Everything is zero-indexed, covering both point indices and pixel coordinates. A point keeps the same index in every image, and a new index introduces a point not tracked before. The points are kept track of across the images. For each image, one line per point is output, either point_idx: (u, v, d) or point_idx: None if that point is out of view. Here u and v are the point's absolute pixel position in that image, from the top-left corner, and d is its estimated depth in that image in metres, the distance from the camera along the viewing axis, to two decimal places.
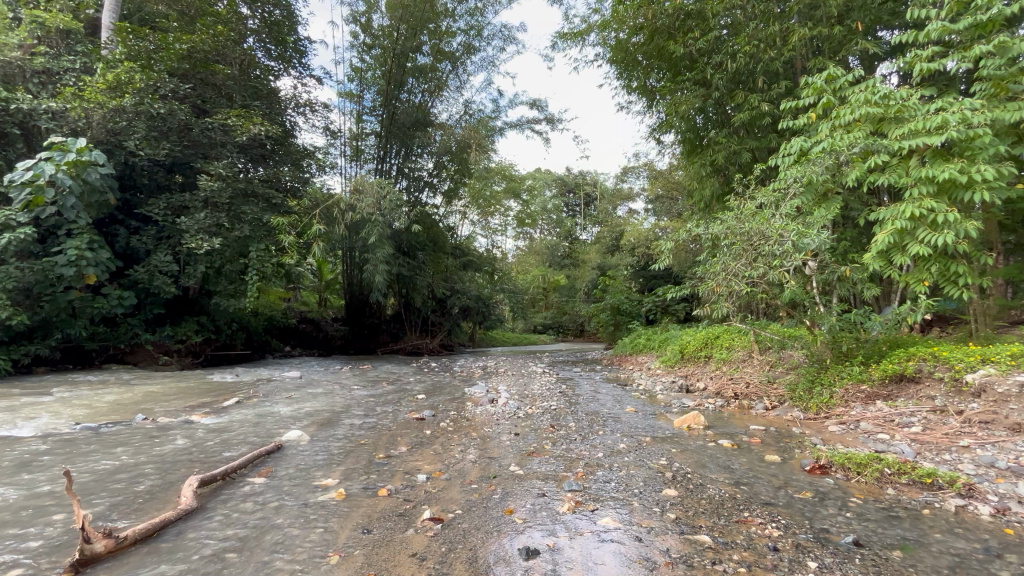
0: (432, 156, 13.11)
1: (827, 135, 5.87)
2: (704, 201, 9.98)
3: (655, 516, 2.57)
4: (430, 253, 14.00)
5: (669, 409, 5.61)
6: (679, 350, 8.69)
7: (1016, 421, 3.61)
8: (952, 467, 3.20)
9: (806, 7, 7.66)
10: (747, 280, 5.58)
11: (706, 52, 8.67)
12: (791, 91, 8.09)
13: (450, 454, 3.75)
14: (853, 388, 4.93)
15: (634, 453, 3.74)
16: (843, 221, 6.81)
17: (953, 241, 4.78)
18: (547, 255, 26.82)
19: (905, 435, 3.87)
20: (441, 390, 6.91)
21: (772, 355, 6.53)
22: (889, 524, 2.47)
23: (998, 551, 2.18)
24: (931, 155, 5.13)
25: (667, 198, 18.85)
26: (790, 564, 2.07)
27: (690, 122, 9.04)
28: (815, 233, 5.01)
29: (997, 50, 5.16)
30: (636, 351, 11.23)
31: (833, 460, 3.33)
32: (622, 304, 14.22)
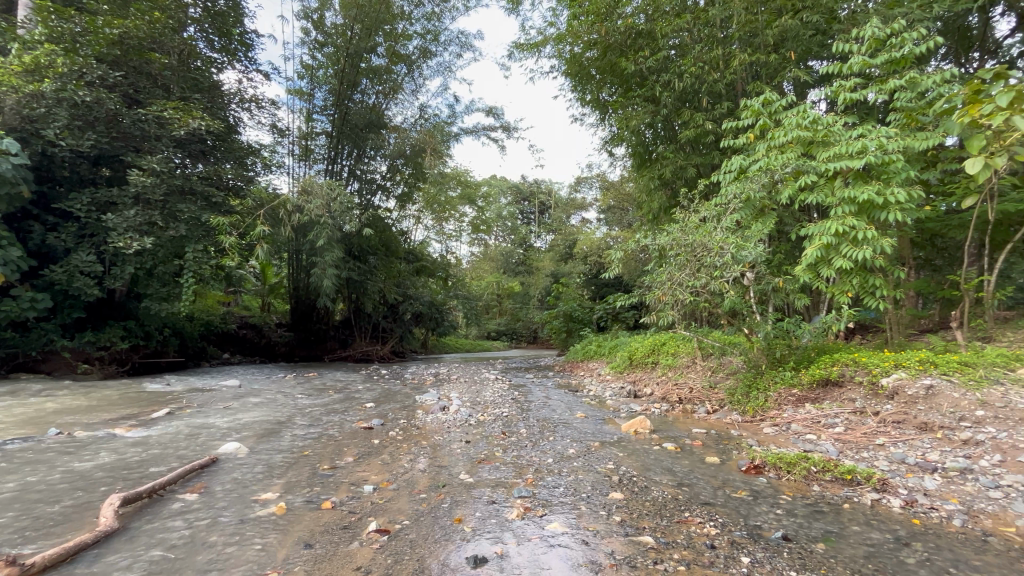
0: (386, 159, 12.88)
1: (764, 155, 6.28)
2: (652, 213, 10.38)
3: (602, 519, 2.62)
4: (382, 258, 13.72)
5: (618, 414, 5.76)
6: (628, 356, 8.97)
7: (924, 420, 3.97)
8: (869, 463, 3.47)
9: (747, 34, 8.18)
10: (690, 289, 5.85)
11: (655, 70, 9.07)
12: (733, 112, 8.58)
13: (398, 463, 3.67)
14: (785, 392, 5.30)
15: (583, 458, 3.81)
16: (777, 235, 7.28)
17: (871, 256, 5.22)
18: (501, 261, 26.95)
19: (830, 435, 4.17)
20: (391, 398, 6.77)
21: (714, 361, 6.86)
22: (814, 519, 2.65)
23: (906, 539, 2.39)
24: (853, 177, 5.60)
25: (618, 209, 19.45)
26: (726, 561, 2.17)
27: (639, 136, 9.46)
28: (752, 246, 5.43)
29: (909, 85, 5.74)
30: (587, 357, 11.47)
31: (766, 460, 3.53)
32: (574, 311, 14.51)
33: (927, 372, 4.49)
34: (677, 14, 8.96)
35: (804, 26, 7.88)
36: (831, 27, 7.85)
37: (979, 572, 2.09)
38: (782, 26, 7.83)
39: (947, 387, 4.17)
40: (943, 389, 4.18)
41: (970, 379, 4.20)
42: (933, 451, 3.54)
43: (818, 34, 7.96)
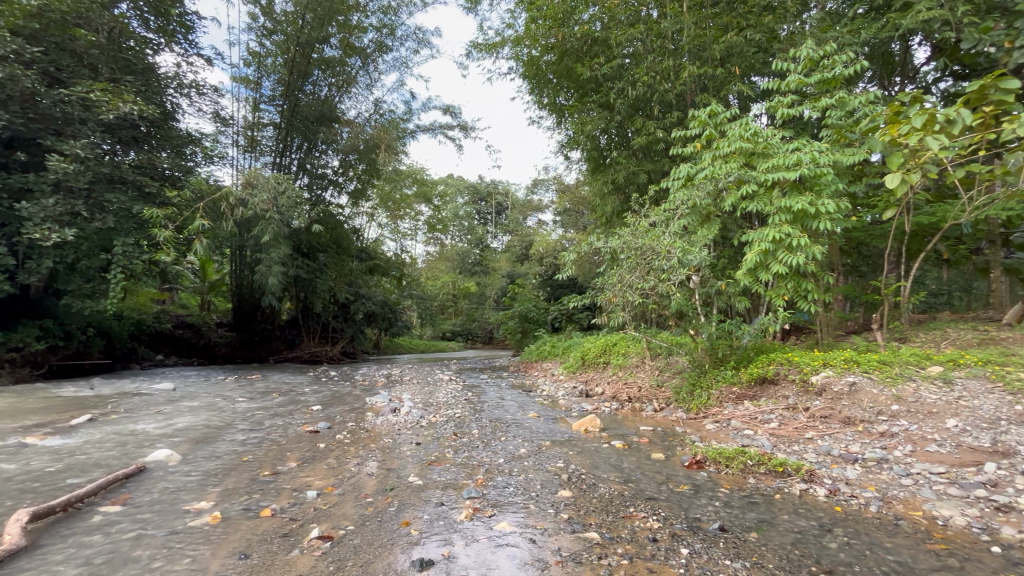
0: (338, 153, 12.47)
1: (709, 164, 6.58)
2: (606, 217, 10.61)
3: (550, 517, 2.66)
4: (333, 255, 13.30)
5: (569, 413, 5.87)
6: (580, 356, 9.15)
7: (847, 415, 4.29)
8: (799, 456, 3.70)
9: (696, 47, 8.52)
10: (640, 291, 6.05)
11: (609, 77, 9.32)
12: (682, 121, 8.92)
13: (345, 467, 3.56)
14: (726, 390, 5.56)
15: (533, 457, 3.85)
16: (721, 241, 7.64)
17: (804, 262, 5.59)
18: (458, 261, 26.72)
19: (765, 430, 4.42)
20: (339, 400, 6.57)
21: (661, 361, 7.11)
22: (749, 509, 2.80)
23: (829, 526, 2.57)
24: (788, 187, 5.95)
25: (573, 212, 19.77)
26: (666, 553, 2.25)
27: (594, 141, 9.69)
28: (697, 251, 5.71)
29: (839, 104, 6.18)
30: (541, 357, 11.59)
31: (707, 455, 3.69)
32: (530, 311, 14.64)
33: (850, 370, 4.85)
34: (631, 23, 9.22)
35: (748, 44, 8.32)
36: (772, 46, 8.33)
37: (891, 553, 2.28)
38: (728, 42, 8.22)
39: (868, 384, 4.52)
40: (864, 386, 4.53)
41: (887, 377, 4.57)
42: (855, 443, 3.83)
43: (760, 52, 8.42)
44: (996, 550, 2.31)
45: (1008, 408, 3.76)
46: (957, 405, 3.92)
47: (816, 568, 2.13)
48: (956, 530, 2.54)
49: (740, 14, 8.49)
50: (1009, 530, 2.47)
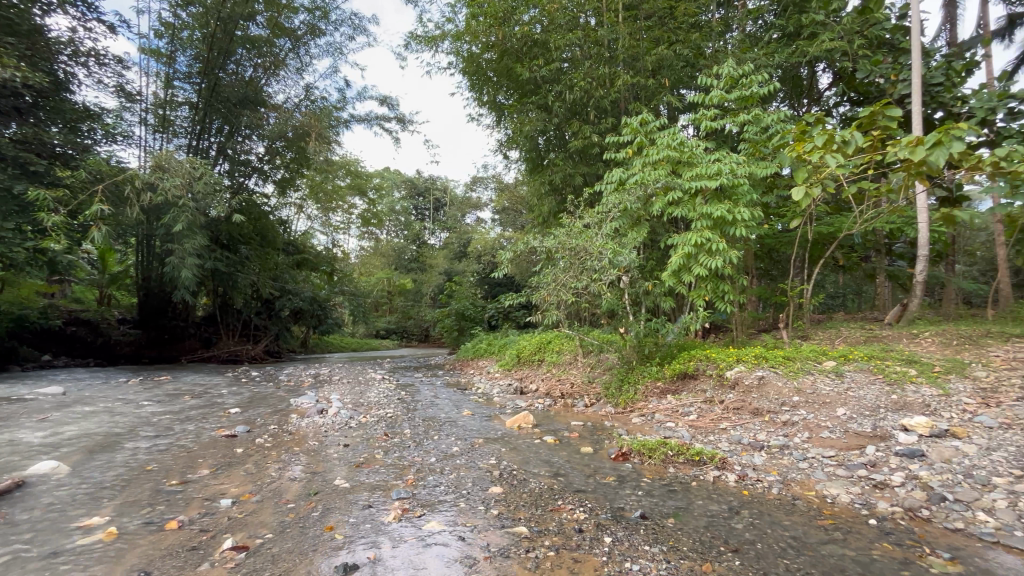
0: (263, 139, 11.63)
1: (640, 169, 6.89)
2: (542, 217, 10.79)
3: (480, 513, 2.67)
4: (257, 248, 12.48)
5: (503, 410, 5.93)
6: (516, 354, 9.25)
7: (756, 406, 4.67)
8: (714, 445, 3.99)
9: (630, 57, 8.86)
10: (572, 290, 6.24)
11: (548, 80, 9.49)
12: (616, 128, 9.26)
13: (265, 473, 3.36)
14: (651, 385, 5.87)
15: (466, 455, 3.85)
16: (650, 244, 8.04)
17: (722, 265, 6.03)
18: (393, 257, 25.98)
19: (685, 422, 4.71)
20: (260, 402, 6.18)
21: (593, 358, 7.36)
22: (668, 497, 2.97)
23: (737, 509, 2.80)
24: (710, 196, 6.36)
25: (512, 211, 19.93)
26: (590, 542, 2.34)
27: (532, 142, 9.86)
28: (627, 252, 6.00)
29: (754, 120, 6.71)
30: (477, 355, 11.58)
31: (632, 447, 3.87)
32: (467, 309, 14.59)
33: (759, 365, 5.29)
34: (569, 29, 9.45)
35: (676, 58, 8.80)
36: (698, 61, 8.88)
37: (787, 530, 2.52)
38: (659, 55, 8.64)
39: (774, 377, 4.95)
40: (771, 379, 4.95)
41: (790, 370, 5.04)
42: (761, 432, 4.18)
43: (687, 66, 8.95)
44: (872, 522, 2.63)
45: (885, 396, 4.28)
46: (846, 395, 4.40)
47: (725, 548, 2.31)
48: (841, 506, 2.86)
49: (670, 29, 8.97)
50: (883, 503, 2.82)
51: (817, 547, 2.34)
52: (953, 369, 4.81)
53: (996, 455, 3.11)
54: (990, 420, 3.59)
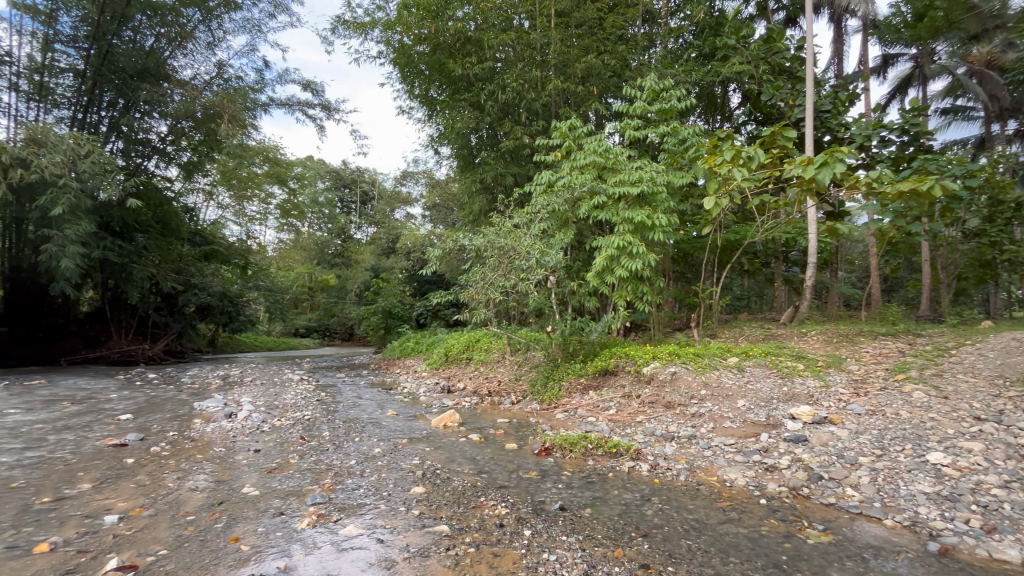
0: (166, 117, 10.49)
1: (568, 173, 7.12)
2: (473, 216, 10.78)
3: (401, 514, 2.62)
4: (157, 237, 11.30)
5: (429, 410, 5.86)
6: (443, 352, 9.14)
7: (669, 400, 5.00)
8: (630, 437, 4.22)
9: (561, 63, 9.09)
10: (501, 289, 6.31)
11: (481, 78, 9.50)
12: (546, 130, 9.46)
13: (161, 484, 3.06)
14: (575, 381, 6.08)
15: (388, 456, 3.75)
16: (577, 245, 8.31)
17: (642, 267, 6.39)
18: (315, 251, 24.63)
19: (605, 416, 4.94)
20: (158, 407, 5.61)
21: (520, 356, 7.49)
22: (586, 488, 3.10)
23: (648, 496, 2.99)
24: (632, 202, 6.69)
25: (443, 207, 19.69)
26: (510, 536, 2.38)
27: (464, 139, 9.84)
28: (554, 253, 6.19)
29: (672, 132, 7.19)
30: (404, 354, 11.30)
31: (554, 442, 4.00)
32: (395, 307, 14.23)
33: (672, 361, 5.66)
34: (503, 29, 9.52)
35: (604, 67, 9.14)
36: (624, 72, 9.31)
37: (691, 513, 2.73)
38: (588, 63, 8.94)
39: (685, 373, 5.32)
40: (682, 374, 5.31)
41: (699, 366, 5.43)
42: (673, 423, 4.48)
43: (614, 76, 9.35)
44: (763, 501, 2.92)
45: (778, 388, 4.76)
46: (746, 388, 4.83)
47: (635, 533, 2.45)
48: (738, 488, 3.14)
49: (599, 39, 9.31)
50: (773, 484, 3.15)
51: (717, 527, 2.56)
52: (833, 364, 5.45)
53: (862, 437, 3.57)
54: (860, 407, 4.11)
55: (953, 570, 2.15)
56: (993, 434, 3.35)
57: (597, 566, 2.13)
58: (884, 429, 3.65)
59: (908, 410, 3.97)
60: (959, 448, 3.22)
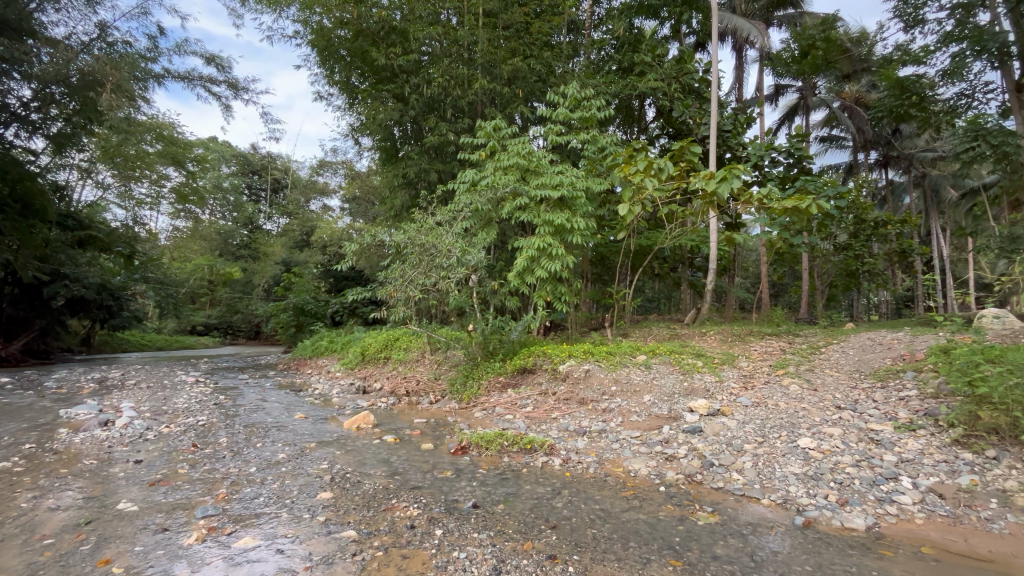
0: (29, 79, 9.07)
1: (491, 173, 7.18)
2: (394, 211, 10.47)
3: (304, 522, 2.48)
4: (17, 218, 9.72)
5: (342, 411, 5.60)
6: (359, 352, 8.77)
7: (582, 396, 5.21)
8: (545, 433, 4.34)
9: (487, 63, 9.07)
10: (421, 286, 6.21)
11: (405, 70, 9.35)
12: (472, 129, 9.44)
13: (10, 505, 2.63)
14: (494, 379, 6.11)
15: (293, 462, 3.54)
16: (500, 245, 8.40)
17: (560, 268, 6.61)
18: (217, 241, 22.51)
19: (522, 414, 5.04)
20: (11, 416, 4.81)
21: (440, 355, 7.40)
22: (500, 485, 3.14)
23: (560, 489, 3.10)
24: (553, 205, 6.88)
25: (363, 201, 18.91)
26: (421, 536, 2.36)
27: (386, 131, 9.59)
28: (475, 252, 6.20)
29: (591, 140, 7.51)
30: (316, 354, 10.70)
31: (471, 440, 4.00)
32: (307, 304, 13.30)
33: (587, 360, 5.90)
34: (430, 22, 9.36)
35: (529, 71, 9.28)
36: (548, 78, 9.51)
37: (598, 503, 2.87)
38: (514, 65, 9.03)
39: (597, 370, 5.58)
40: (595, 372, 5.56)
41: (610, 364, 5.72)
42: (585, 419, 4.69)
43: (538, 81, 9.52)
44: (662, 488, 3.15)
45: (679, 384, 5.15)
46: (651, 383, 5.17)
47: (545, 526, 2.54)
48: (641, 478, 3.37)
49: (525, 43, 9.43)
50: (671, 472, 3.41)
51: (620, 515, 2.71)
52: (727, 361, 6.00)
53: (748, 426, 3.98)
54: (747, 399, 4.57)
55: (814, 540, 2.47)
56: (850, 420, 3.88)
57: (506, 561, 2.16)
58: (765, 419, 4.09)
59: (785, 401, 4.48)
60: (823, 433, 3.69)
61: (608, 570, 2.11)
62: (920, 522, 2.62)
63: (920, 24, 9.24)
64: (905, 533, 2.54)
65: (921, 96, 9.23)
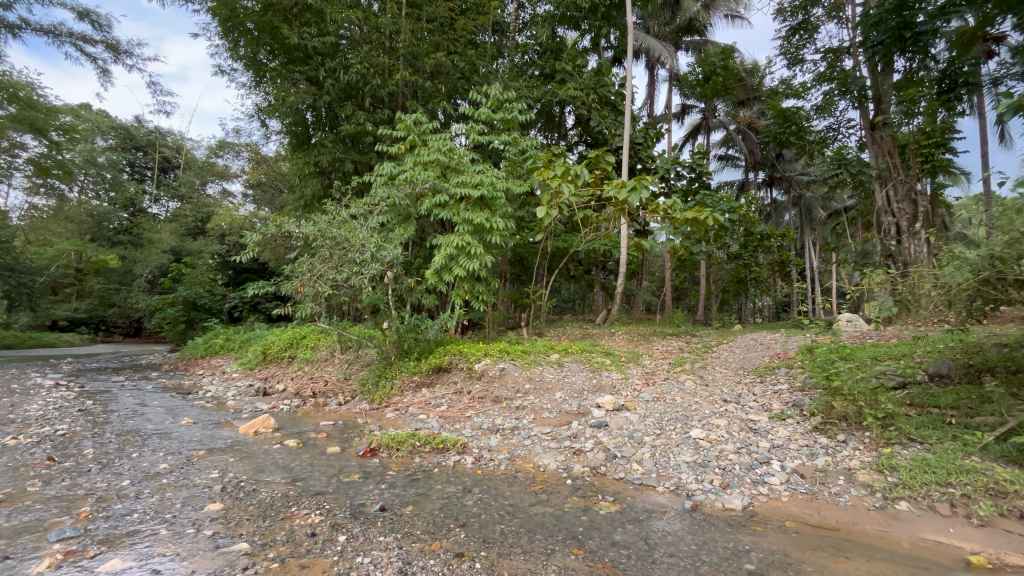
0: None
1: (410, 167, 7.01)
2: (304, 200, 9.85)
3: (187, 538, 2.25)
4: None
5: (237, 415, 5.15)
6: (260, 351, 8.12)
7: (496, 395, 5.26)
8: (459, 432, 4.33)
9: (410, 55, 8.81)
10: (331, 282, 5.90)
11: (320, 52, 8.86)
12: (391, 120, 9.15)
13: None
14: (408, 379, 5.98)
15: (177, 472, 3.19)
16: (419, 242, 8.25)
17: (478, 267, 6.62)
18: (88, 225, 19.43)
19: (436, 413, 4.98)
20: None
21: (351, 354, 7.07)
22: (409, 486, 3.09)
23: (471, 487, 3.11)
24: (472, 203, 6.87)
25: (269, 188, 17.61)
26: (322, 544, 2.25)
27: (298, 114, 9.03)
28: (390, 248, 6.03)
29: (512, 142, 7.62)
30: (209, 353, 9.73)
31: (381, 442, 3.88)
32: (200, 298, 11.99)
33: (501, 358, 5.98)
34: (349, 5, 8.95)
35: (453, 67, 9.18)
36: (471, 77, 9.46)
37: (508, 499, 2.91)
38: (438, 60, 8.85)
39: (512, 368, 5.68)
40: (509, 370, 5.64)
41: (524, 362, 5.84)
42: (499, 416, 4.76)
43: (461, 79, 9.46)
44: (569, 481, 3.29)
45: (589, 380, 5.42)
46: (563, 381, 5.39)
47: (453, 524, 2.53)
48: (550, 472, 3.48)
49: (449, 38, 9.26)
50: (578, 465, 3.57)
51: (528, 509, 2.79)
52: (632, 359, 6.41)
53: (647, 420, 4.28)
54: (648, 395, 4.91)
55: (700, 521, 2.73)
56: (733, 411, 4.33)
57: (411, 562, 2.13)
58: (663, 412, 4.42)
59: (681, 396, 4.88)
60: (711, 425, 4.07)
61: (514, 564, 2.16)
62: (785, 500, 2.99)
63: (799, 63, 10.54)
64: (773, 509, 2.90)
65: (799, 126, 10.54)
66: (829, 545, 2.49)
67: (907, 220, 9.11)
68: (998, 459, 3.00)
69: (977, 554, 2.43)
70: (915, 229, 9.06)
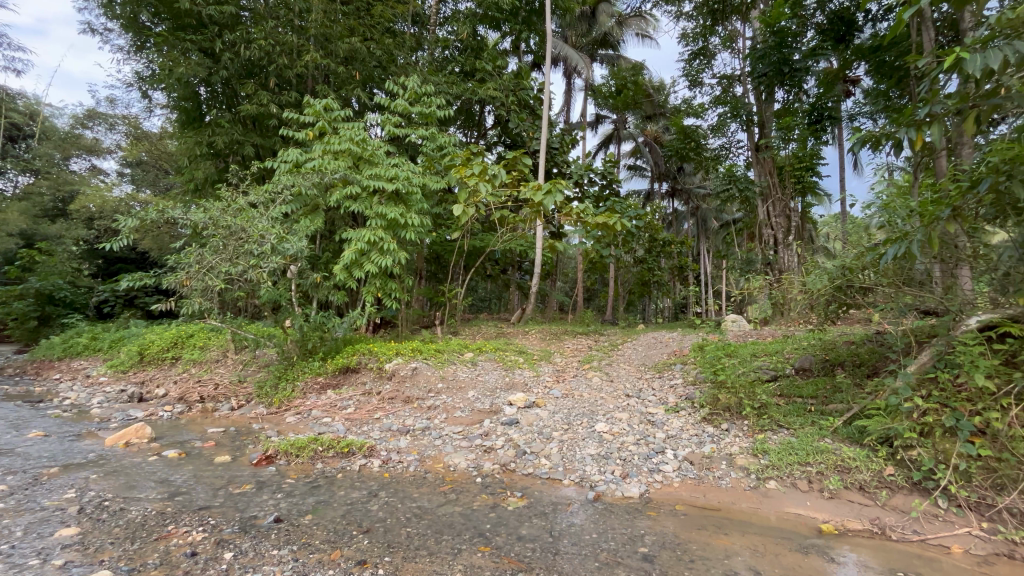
0: None
1: (319, 155, 6.62)
2: (195, 184, 8.87)
3: (28, 571, 1.91)
4: None
5: (104, 425, 4.50)
6: (135, 351, 7.16)
7: (407, 395, 5.13)
8: (367, 435, 4.16)
9: (321, 36, 8.29)
10: (224, 275, 5.37)
11: (217, 23, 8.03)
12: (299, 104, 8.55)
13: None
14: (311, 380, 5.63)
15: (19, 495, 2.71)
16: (327, 235, 7.80)
17: (391, 263, 6.41)
18: None
19: (341, 416, 4.73)
20: None
21: (246, 354, 6.49)
22: (309, 494, 2.90)
23: (376, 491, 3.00)
24: (386, 197, 6.63)
25: (151, 167, 15.65)
26: (205, 564, 2.03)
27: (188, 88, 8.11)
28: (294, 241, 5.68)
29: (430, 137, 7.48)
30: (70, 355, 8.40)
31: (279, 449, 3.61)
32: (58, 291, 10.32)
33: (414, 358, 5.84)
34: None
35: (369, 55, 8.76)
36: (388, 66, 9.07)
37: (415, 501, 2.85)
38: (352, 45, 8.42)
39: (424, 367, 5.58)
40: (422, 369, 5.53)
41: (437, 362, 5.76)
42: (410, 417, 4.64)
43: (378, 67, 9.04)
44: (478, 480, 3.30)
45: (501, 379, 5.50)
46: (476, 379, 5.41)
47: (357, 531, 2.42)
48: (460, 471, 3.47)
49: (365, 24, 8.86)
50: (488, 463, 3.58)
51: (436, 510, 2.74)
52: (544, 357, 6.58)
53: (556, 415, 4.44)
54: (558, 392, 5.08)
55: (602, 511, 2.88)
56: (634, 406, 4.62)
57: (309, 574, 2.01)
58: (571, 408, 4.60)
59: (588, 392, 5.11)
60: (614, 419, 4.31)
61: (419, 567, 2.12)
62: (676, 485, 3.25)
63: (699, 85, 11.52)
64: (666, 495, 3.13)
65: (697, 143, 11.57)
66: (712, 524, 2.75)
67: (782, 233, 10.28)
68: (844, 439, 3.50)
69: (827, 522, 2.84)
70: (788, 241, 10.24)
